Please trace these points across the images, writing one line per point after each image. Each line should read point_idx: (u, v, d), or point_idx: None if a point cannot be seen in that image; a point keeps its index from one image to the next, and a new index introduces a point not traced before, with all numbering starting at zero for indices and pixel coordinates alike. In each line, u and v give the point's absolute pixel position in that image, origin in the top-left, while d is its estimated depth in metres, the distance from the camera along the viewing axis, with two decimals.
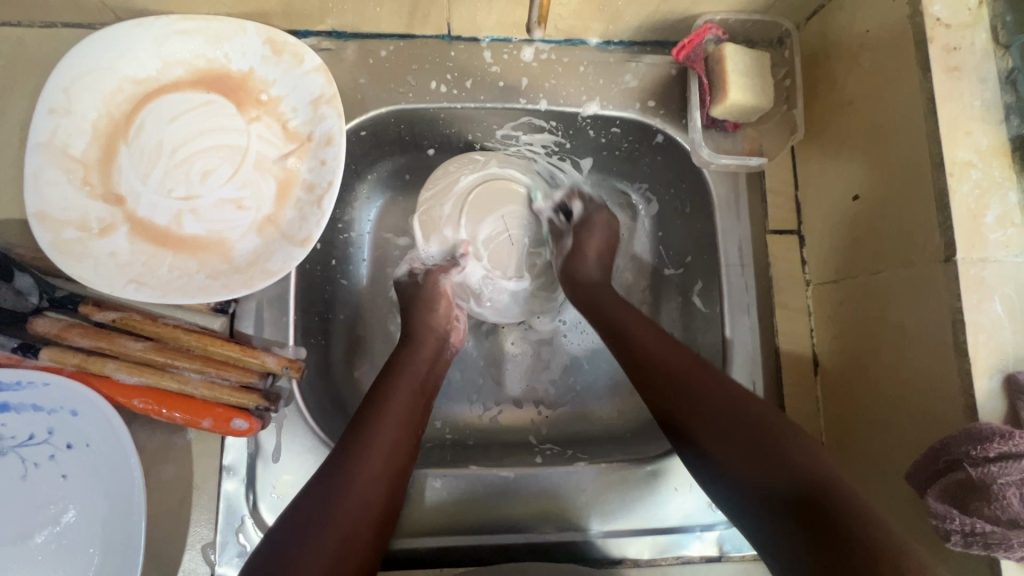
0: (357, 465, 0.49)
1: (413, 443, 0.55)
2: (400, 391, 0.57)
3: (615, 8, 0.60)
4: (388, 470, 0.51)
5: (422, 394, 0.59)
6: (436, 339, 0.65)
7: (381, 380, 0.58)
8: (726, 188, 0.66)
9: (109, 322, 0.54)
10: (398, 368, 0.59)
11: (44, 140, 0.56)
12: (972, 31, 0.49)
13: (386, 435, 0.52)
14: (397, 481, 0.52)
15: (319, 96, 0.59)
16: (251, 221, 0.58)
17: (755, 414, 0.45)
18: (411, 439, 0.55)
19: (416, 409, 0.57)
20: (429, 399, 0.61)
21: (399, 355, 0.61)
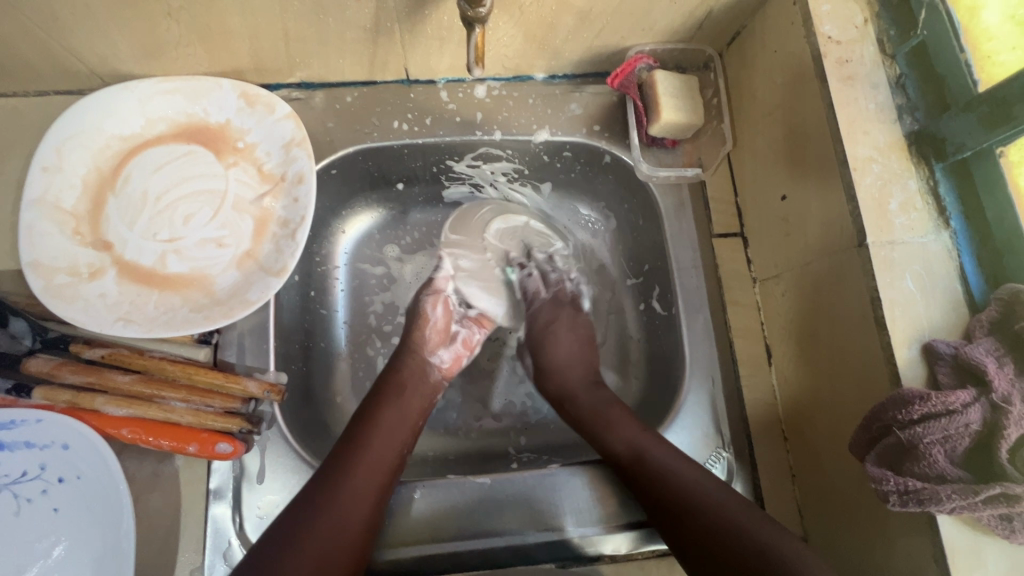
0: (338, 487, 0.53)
1: (397, 459, 0.58)
2: (385, 415, 0.60)
3: (554, 45, 0.67)
4: (369, 488, 0.54)
5: (409, 417, 0.62)
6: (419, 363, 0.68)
7: (369, 403, 0.62)
8: (672, 199, 0.72)
9: (98, 358, 0.58)
10: (385, 391, 0.63)
11: (37, 196, 0.61)
12: (860, 45, 0.56)
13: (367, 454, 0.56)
14: (378, 499, 0.55)
15: (291, 140, 0.65)
16: (231, 257, 0.63)
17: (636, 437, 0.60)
18: (393, 461, 0.58)
19: (398, 430, 0.60)
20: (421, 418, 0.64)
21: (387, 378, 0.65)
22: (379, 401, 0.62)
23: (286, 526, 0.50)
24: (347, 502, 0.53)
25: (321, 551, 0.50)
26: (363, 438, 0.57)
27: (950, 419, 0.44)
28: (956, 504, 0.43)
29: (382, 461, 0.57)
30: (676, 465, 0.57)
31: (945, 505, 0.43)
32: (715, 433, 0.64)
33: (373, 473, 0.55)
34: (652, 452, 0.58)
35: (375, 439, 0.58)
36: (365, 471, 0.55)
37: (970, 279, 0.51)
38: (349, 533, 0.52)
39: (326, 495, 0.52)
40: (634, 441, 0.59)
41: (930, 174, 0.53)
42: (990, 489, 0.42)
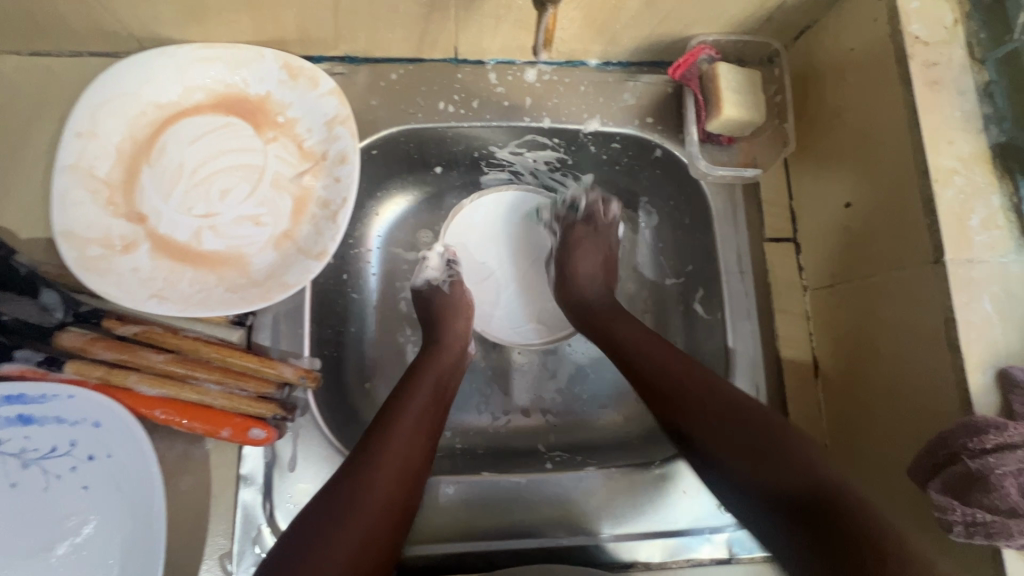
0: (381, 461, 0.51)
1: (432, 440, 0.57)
2: (422, 395, 0.59)
3: (614, 31, 0.64)
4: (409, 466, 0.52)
5: (441, 398, 0.61)
6: (458, 349, 0.67)
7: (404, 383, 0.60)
8: (723, 199, 0.69)
9: (131, 335, 0.56)
10: (420, 372, 0.62)
11: (70, 162, 0.58)
12: (949, 48, 0.53)
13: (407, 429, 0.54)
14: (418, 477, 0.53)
15: (334, 117, 0.63)
16: (268, 236, 0.61)
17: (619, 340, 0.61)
18: (424, 447, 0.55)
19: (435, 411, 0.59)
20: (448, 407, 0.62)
21: (426, 358, 0.64)
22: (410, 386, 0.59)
23: (321, 509, 0.47)
24: (390, 479, 0.50)
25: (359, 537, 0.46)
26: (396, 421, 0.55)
27: None
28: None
29: (415, 445, 0.54)
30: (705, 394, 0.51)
31: (1015, 540, 0.42)
32: None
33: (409, 457, 0.52)
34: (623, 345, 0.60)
35: (412, 421, 0.56)
36: (401, 453, 0.52)
37: None
38: (391, 512, 0.49)
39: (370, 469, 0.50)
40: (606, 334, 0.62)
41: (1013, 190, 0.51)
42: None
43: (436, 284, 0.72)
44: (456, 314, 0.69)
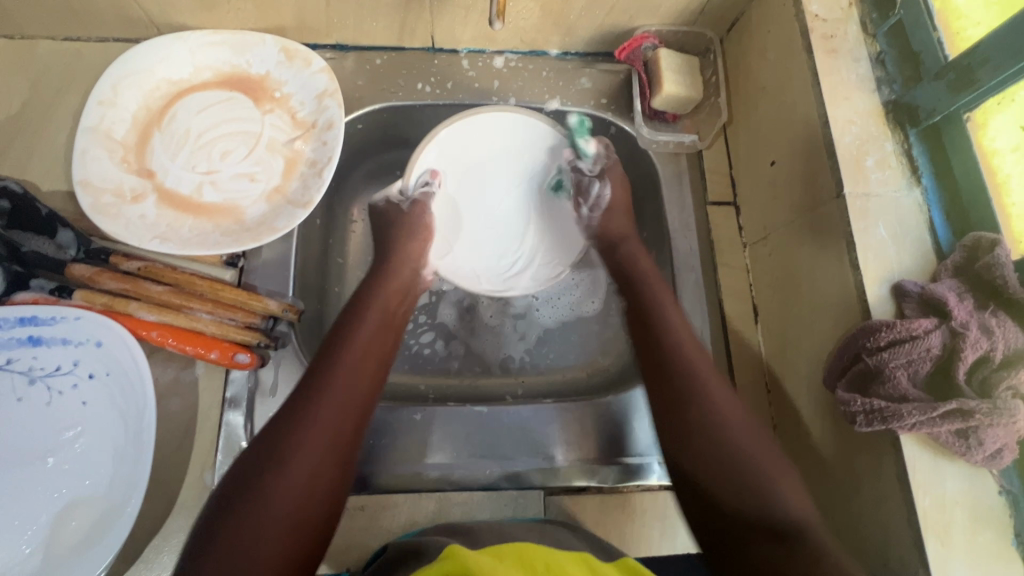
0: (291, 442, 0.48)
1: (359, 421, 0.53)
2: (343, 368, 0.54)
3: (568, 21, 0.74)
4: (332, 447, 0.50)
5: (373, 368, 0.57)
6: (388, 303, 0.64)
7: (326, 354, 0.56)
8: (671, 167, 0.77)
9: (134, 270, 0.63)
10: (345, 338, 0.57)
11: (92, 125, 0.68)
12: (844, 25, 0.62)
13: (329, 407, 0.51)
14: (341, 457, 0.50)
15: (324, 91, 0.72)
16: (261, 191, 0.69)
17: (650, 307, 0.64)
18: (371, 386, 0.56)
19: (366, 383, 0.55)
20: (399, 334, 0.64)
21: (353, 318, 0.60)
22: (335, 352, 0.56)
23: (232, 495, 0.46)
24: (308, 462, 0.48)
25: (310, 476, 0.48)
26: (332, 370, 0.54)
27: (913, 343, 0.48)
28: (917, 419, 0.47)
29: (340, 423, 0.51)
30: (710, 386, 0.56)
31: (906, 421, 0.47)
32: None
33: (335, 434, 0.50)
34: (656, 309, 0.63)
35: (333, 400, 0.52)
36: (339, 390, 0.53)
37: (938, 232, 0.55)
38: (311, 498, 0.47)
39: (281, 452, 0.48)
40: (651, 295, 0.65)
41: (904, 139, 0.58)
42: (946, 404, 0.46)
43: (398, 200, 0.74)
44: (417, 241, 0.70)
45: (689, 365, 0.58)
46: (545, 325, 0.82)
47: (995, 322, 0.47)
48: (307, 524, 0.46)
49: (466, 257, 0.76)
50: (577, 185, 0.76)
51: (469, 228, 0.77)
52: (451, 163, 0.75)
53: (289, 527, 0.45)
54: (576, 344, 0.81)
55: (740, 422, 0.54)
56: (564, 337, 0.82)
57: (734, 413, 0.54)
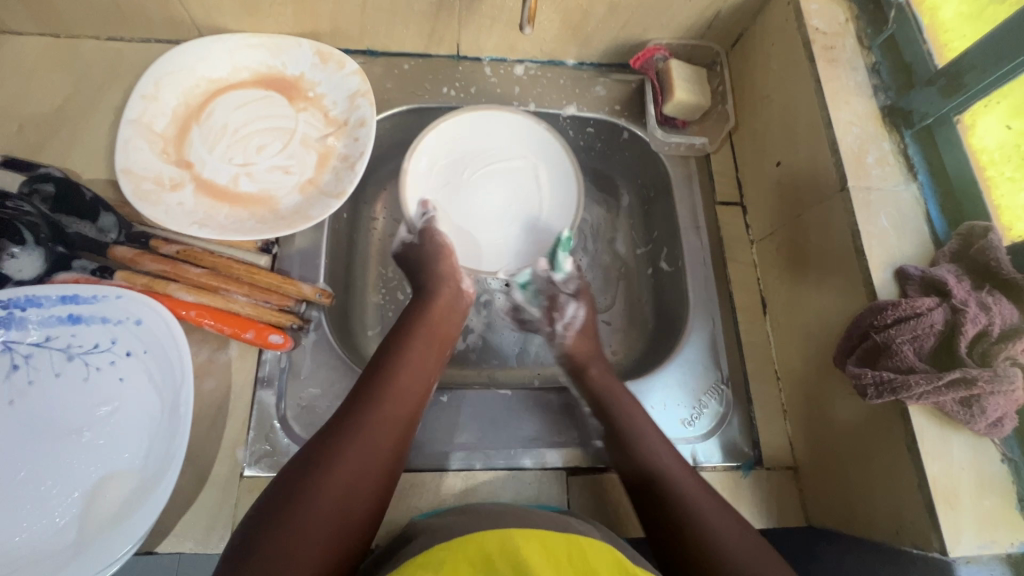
0: (337, 463, 0.51)
1: (402, 444, 0.57)
2: (388, 396, 0.58)
3: (586, 34, 0.80)
4: (375, 469, 0.53)
5: (417, 398, 0.60)
6: (440, 323, 0.69)
7: (372, 378, 0.59)
8: (681, 169, 0.82)
9: (173, 253, 0.65)
10: (388, 361, 0.61)
11: (134, 118, 0.71)
12: (843, 37, 0.68)
13: (372, 430, 0.54)
14: (381, 483, 0.53)
15: (356, 91, 0.76)
16: (295, 182, 0.72)
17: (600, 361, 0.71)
18: (414, 413, 0.59)
19: (410, 408, 0.59)
20: (443, 355, 0.67)
21: (403, 339, 0.64)
22: (381, 380, 0.59)
23: (268, 515, 0.48)
24: (351, 481, 0.51)
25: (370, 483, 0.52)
26: (382, 395, 0.57)
27: (918, 320, 0.52)
28: (923, 389, 0.50)
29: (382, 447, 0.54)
30: (649, 431, 0.62)
31: (913, 391, 0.50)
32: (715, 370, 0.72)
33: (376, 455, 0.53)
34: (588, 352, 0.72)
35: (376, 425, 0.55)
36: (398, 405, 0.58)
37: (935, 223, 0.60)
38: (349, 517, 0.50)
39: (321, 473, 0.50)
40: (585, 333, 0.74)
41: (900, 139, 0.64)
42: (951, 373, 0.49)
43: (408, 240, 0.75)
44: (439, 258, 0.72)
45: (624, 406, 0.65)
46: None
47: (992, 300, 0.50)
48: (346, 537, 0.49)
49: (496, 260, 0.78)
50: (550, 283, 0.76)
51: (486, 228, 0.79)
52: (438, 172, 0.78)
53: (335, 536, 0.48)
54: None
55: (680, 468, 0.59)
56: None
57: (675, 465, 0.60)
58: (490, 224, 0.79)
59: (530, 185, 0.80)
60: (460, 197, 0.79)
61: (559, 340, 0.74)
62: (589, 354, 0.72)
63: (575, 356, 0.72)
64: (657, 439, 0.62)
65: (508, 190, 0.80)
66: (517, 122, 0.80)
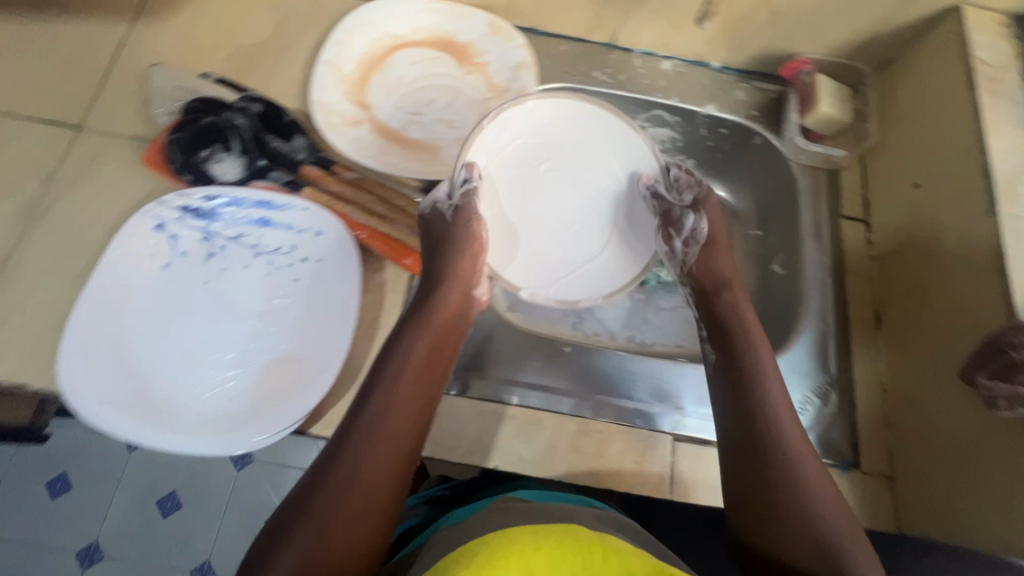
0: (331, 481, 0.50)
1: (408, 455, 0.55)
2: (394, 411, 0.56)
3: (739, 39, 0.84)
4: (377, 481, 0.51)
5: (422, 408, 0.58)
6: (451, 315, 0.66)
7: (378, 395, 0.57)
8: (810, 179, 0.84)
9: (352, 180, 0.74)
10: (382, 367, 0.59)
11: (329, 59, 0.80)
12: (1006, 72, 0.70)
13: (378, 448, 0.53)
14: (388, 492, 0.52)
15: (520, 63, 0.83)
16: (458, 136, 0.79)
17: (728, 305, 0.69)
18: (421, 422, 0.57)
19: (412, 424, 0.56)
20: (449, 366, 0.63)
21: (397, 340, 0.62)
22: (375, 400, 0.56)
23: (271, 539, 0.48)
24: (353, 496, 0.50)
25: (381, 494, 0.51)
26: (387, 413, 0.55)
27: None
28: None
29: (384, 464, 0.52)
30: (768, 380, 0.61)
31: None
32: (823, 372, 0.74)
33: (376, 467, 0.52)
34: (723, 292, 0.70)
35: (382, 445, 0.53)
36: (404, 414, 0.56)
37: None
38: (357, 529, 0.49)
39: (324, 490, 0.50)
40: (719, 278, 0.72)
41: None
42: None
43: (441, 207, 0.69)
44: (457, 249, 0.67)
45: (748, 356, 0.63)
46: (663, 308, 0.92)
47: None
48: (356, 554, 0.48)
49: (543, 271, 0.72)
50: (667, 215, 0.72)
51: (536, 232, 0.73)
52: (507, 159, 0.72)
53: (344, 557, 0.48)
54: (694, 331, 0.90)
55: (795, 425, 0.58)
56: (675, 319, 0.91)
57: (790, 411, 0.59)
58: (564, 236, 0.73)
59: (604, 204, 0.74)
60: (523, 198, 0.73)
61: (679, 257, 0.74)
62: (724, 300, 0.70)
63: (706, 278, 0.72)
64: (777, 395, 0.60)
65: (574, 199, 0.74)
66: (620, 133, 0.73)
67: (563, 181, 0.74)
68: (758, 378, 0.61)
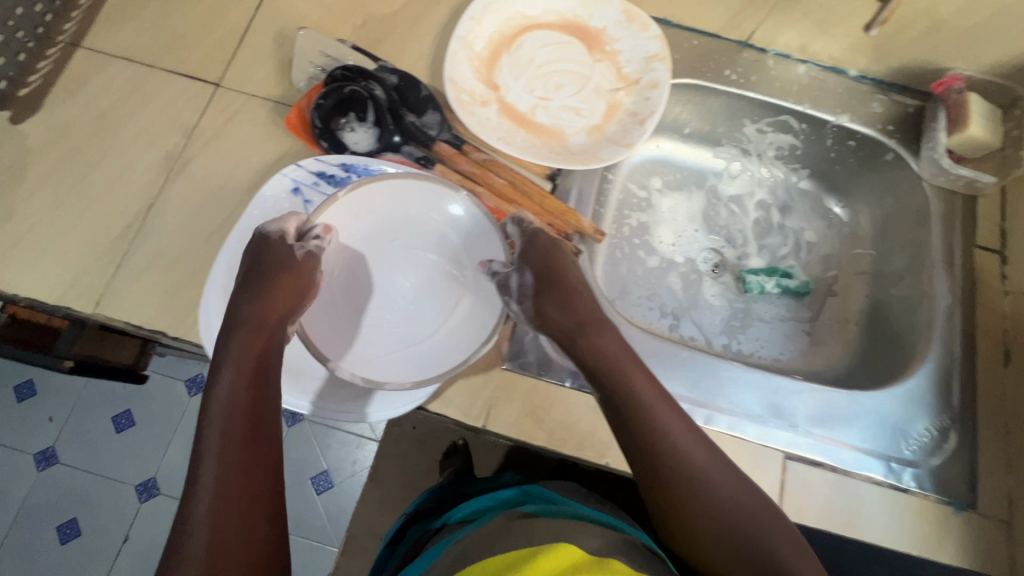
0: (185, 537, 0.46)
1: (267, 507, 0.50)
2: (212, 436, 0.52)
3: (887, 48, 0.80)
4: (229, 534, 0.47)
5: (245, 434, 0.53)
6: (274, 328, 0.61)
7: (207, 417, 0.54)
8: (944, 203, 0.80)
9: (482, 161, 0.74)
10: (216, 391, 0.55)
11: (462, 35, 0.78)
12: None
13: (210, 480, 0.49)
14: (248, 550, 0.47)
15: (654, 55, 0.79)
16: (584, 125, 0.79)
17: (617, 366, 0.60)
18: (245, 446, 0.52)
19: (229, 454, 0.51)
20: (274, 382, 0.58)
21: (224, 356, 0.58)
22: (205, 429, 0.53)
23: None
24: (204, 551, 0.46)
25: (228, 471, 0.49)
26: (207, 439, 0.52)
27: None
28: None
29: (234, 512, 0.48)
30: (729, 496, 0.53)
31: None
32: (943, 406, 0.72)
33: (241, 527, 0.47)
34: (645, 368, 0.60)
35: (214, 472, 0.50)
36: (221, 440, 0.52)
37: None
38: None
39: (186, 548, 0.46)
40: (588, 328, 0.64)
41: None
42: None
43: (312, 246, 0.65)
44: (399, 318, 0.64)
45: (691, 461, 0.54)
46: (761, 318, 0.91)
47: None
48: None
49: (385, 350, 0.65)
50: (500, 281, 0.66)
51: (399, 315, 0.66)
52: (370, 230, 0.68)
53: None
54: (793, 346, 0.88)
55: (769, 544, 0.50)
56: (772, 331, 0.90)
57: (746, 521, 0.52)
58: (416, 321, 0.66)
59: (435, 269, 0.68)
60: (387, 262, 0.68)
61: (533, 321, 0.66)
62: (610, 361, 0.61)
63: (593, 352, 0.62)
64: (744, 511, 0.52)
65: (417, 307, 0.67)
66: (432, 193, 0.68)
67: (393, 280, 0.67)
68: (711, 490, 0.53)
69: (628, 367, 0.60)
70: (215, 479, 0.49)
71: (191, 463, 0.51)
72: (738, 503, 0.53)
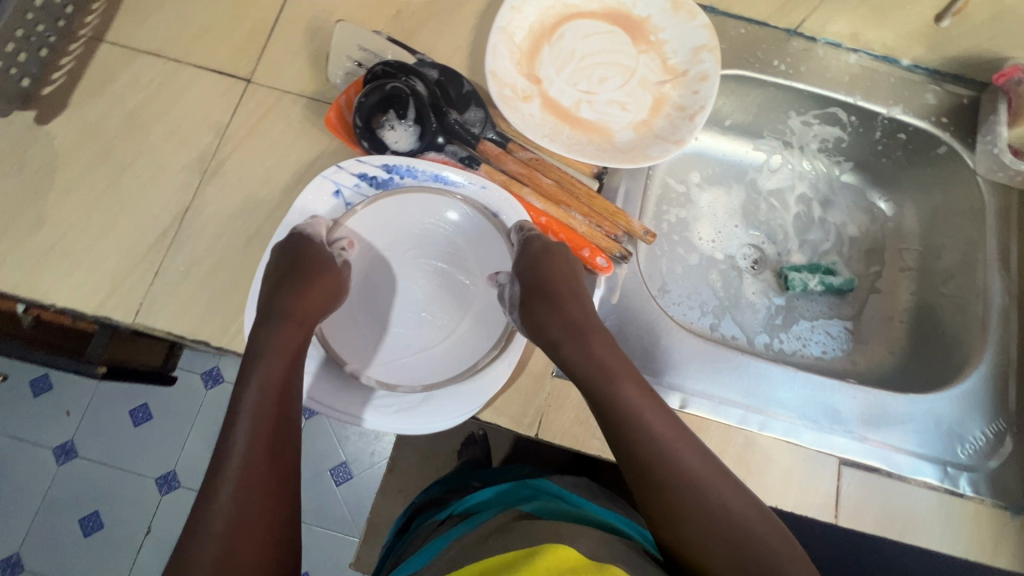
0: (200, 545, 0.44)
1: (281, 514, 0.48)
2: (238, 435, 0.50)
3: (946, 37, 0.76)
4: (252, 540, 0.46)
5: (272, 434, 0.51)
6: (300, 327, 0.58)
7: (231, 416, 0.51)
8: (999, 200, 0.78)
9: (527, 160, 0.71)
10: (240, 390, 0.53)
11: (502, 26, 0.74)
12: None
13: (233, 479, 0.47)
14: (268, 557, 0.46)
15: (702, 45, 0.75)
16: (631, 120, 0.76)
17: (613, 375, 0.57)
18: (276, 446, 0.50)
19: (257, 452, 0.49)
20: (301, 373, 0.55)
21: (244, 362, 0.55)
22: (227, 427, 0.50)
23: None
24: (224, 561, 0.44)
25: (234, 468, 0.48)
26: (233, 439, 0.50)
27: None
28: None
29: (251, 519, 0.46)
30: (736, 508, 0.50)
31: None
32: (996, 408, 0.71)
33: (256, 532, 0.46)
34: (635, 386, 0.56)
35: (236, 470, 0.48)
36: (251, 439, 0.50)
37: None
38: None
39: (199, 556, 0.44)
40: (577, 330, 0.60)
41: None
42: None
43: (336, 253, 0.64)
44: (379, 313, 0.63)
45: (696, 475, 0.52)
46: (802, 316, 0.89)
47: None
48: None
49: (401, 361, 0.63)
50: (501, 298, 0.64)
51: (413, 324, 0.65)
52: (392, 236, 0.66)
53: None
54: (835, 344, 0.87)
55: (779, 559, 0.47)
56: (813, 329, 0.88)
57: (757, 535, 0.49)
58: (431, 328, 0.65)
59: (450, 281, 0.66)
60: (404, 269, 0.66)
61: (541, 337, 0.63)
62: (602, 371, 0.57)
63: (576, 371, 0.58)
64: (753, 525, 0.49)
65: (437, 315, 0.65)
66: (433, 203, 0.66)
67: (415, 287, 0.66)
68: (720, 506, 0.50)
69: (617, 381, 0.57)
70: (230, 472, 0.48)
71: (224, 430, 0.50)
72: (746, 517, 0.49)
